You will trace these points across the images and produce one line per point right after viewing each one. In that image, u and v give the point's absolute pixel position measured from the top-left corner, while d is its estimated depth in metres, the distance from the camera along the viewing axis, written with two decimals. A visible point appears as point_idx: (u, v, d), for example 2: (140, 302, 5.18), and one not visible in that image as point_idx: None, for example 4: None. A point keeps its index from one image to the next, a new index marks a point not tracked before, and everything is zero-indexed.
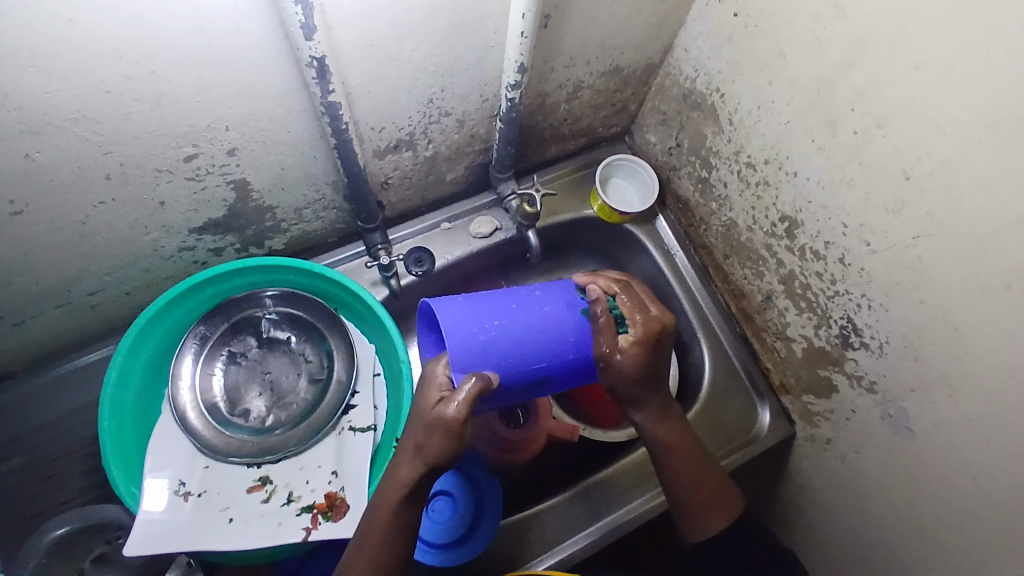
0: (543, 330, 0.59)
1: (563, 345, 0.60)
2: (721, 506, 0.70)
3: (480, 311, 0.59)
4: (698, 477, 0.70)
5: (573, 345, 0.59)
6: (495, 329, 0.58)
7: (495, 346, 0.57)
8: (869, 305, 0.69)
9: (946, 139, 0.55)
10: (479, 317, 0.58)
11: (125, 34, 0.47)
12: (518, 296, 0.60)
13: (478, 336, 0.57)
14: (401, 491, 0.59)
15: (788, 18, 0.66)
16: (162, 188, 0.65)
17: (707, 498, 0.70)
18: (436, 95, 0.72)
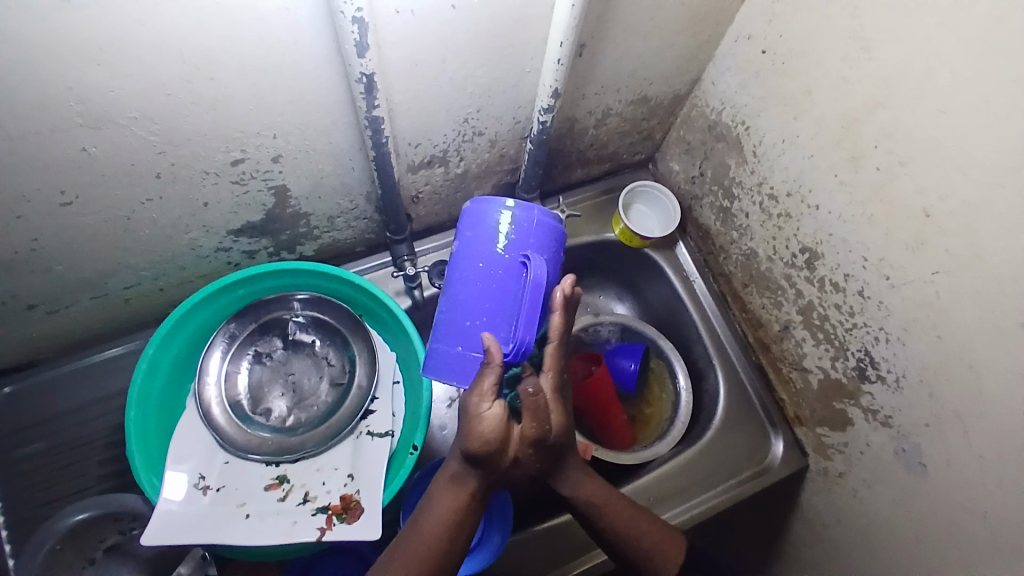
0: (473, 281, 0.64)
1: (477, 258, 0.63)
2: (667, 551, 0.69)
3: (501, 274, 0.63)
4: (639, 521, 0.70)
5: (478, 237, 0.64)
6: (547, 239, 0.64)
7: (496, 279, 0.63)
8: (886, 339, 0.70)
9: (968, 180, 0.57)
10: (540, 241, 0.64)
11: (190, 40, 0.51)
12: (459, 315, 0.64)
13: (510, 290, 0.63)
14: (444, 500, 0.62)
15: (816, 57, 0.68)
16: (206, 190, 0.68)
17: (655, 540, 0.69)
18: (472, 115, 0.75)
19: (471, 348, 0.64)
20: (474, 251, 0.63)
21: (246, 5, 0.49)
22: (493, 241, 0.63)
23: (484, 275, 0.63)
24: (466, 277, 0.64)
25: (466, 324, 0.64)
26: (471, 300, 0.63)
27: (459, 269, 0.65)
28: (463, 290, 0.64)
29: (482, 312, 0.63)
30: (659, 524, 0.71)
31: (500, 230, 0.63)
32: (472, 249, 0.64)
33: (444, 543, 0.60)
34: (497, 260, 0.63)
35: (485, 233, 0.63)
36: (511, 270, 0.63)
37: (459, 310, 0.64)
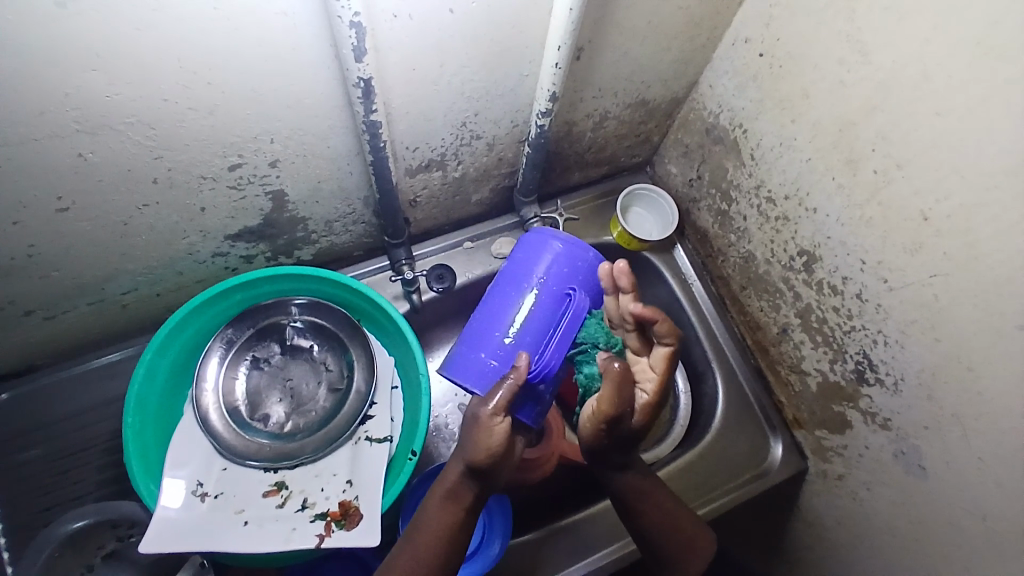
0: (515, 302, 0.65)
1: (524, 283, 0.66)
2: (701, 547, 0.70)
3: (542, 300, 0.65)
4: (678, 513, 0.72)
5: (528, 263, 0.67)
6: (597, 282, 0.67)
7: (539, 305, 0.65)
8: (885, 341, 0.70)
9: (965, 183, 0.57)
10: (587, 281, 0.66)
11: (187, 46, 0.50)
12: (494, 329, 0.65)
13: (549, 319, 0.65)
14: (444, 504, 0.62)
15: (813, 60, 0.68)
16: (204, 195, 0.68)
17: (688, 534, 0.71)
18: (469, 119, 0.75)
19: (497, 362, 0.64)
20: (524, 276, 0.66)
21: (243, 9, 0.49)
22: (543, 269, 0.66)
23: (527, 297, 0.65)
24: (507, 295, 0.66)
25: (495, 332, 0.65)
26: (508, 315, 0.65)
27: (502, 287, 0.67)
28: (504, 310, 0.66)
29: (518, 332, 0.64)
30: (696, 523, 0.73)
31: (551, 261, 0.66)
32: (523, 273, 0.66)
33: (447, 551, 0.60)
34: (541, 286, 0.65)
35: (539, 261, 0.66)
36: (555, 299, 0.65)
37: (493, 324, 0.65)
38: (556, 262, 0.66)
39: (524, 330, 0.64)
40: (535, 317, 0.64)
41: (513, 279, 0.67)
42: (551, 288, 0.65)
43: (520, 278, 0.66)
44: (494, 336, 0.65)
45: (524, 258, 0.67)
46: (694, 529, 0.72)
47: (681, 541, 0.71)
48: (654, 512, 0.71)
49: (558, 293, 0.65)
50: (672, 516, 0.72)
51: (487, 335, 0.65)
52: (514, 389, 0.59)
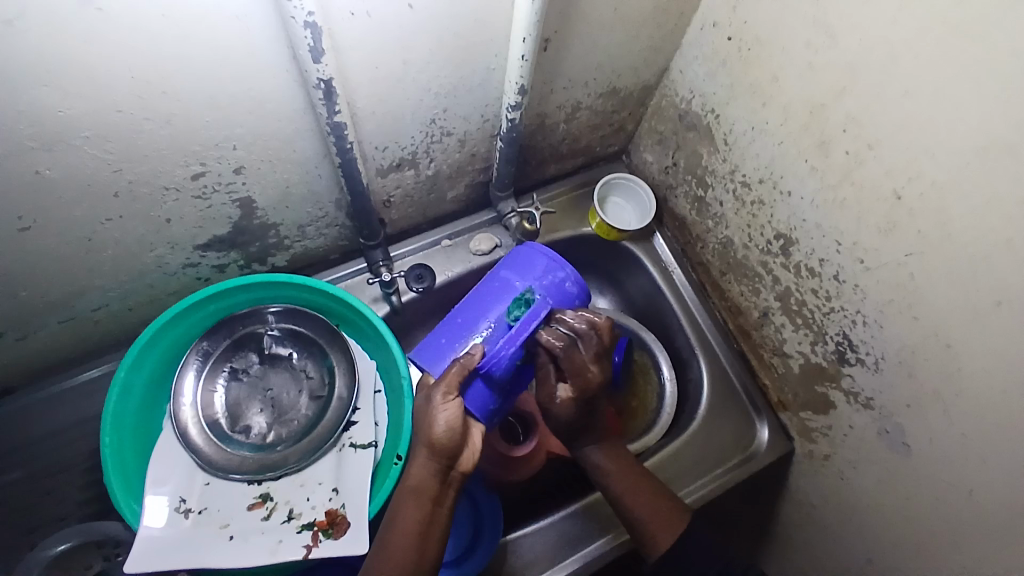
0: (479, 299, 0.68)
1: (491, 285, 0.68)
2: (661, 525, 0.71)
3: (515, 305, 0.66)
4: (638, 493, 0.73)
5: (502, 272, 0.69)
6: (570, 296, 0.68)
7: (495, 299, 0.67)
8: (864, 321, 0.70)
9: (937, 160, 0.57)
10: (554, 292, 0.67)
11: (136, 54, 0.49)
12: (457, 319, 0.68)
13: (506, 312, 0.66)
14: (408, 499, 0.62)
15: (781, 44, 0.68)
16: (168, 207, 0.66)
17: (651, 507, 0.72)
18: (438, 116, 0.73)
19: (451, 344, 0.67)
20: (501, 276, 0.68)
21: (192, 15, 0.48)
22: (522, 272, 0.67)
23: (498, 295, 0.67)
24: (488, 290, 0.68)
25: (461, 319, 0.68)
26: (473, 308, 0.68)
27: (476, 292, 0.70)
28: (469, 304, 0.69)
29: (472, 320, 0.67)
30: (660, 499, 0.73)
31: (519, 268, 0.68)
32: (495, 279, 0.69)
33: (416, 555, 0.60)
34: (517, 288, 0.67)
35: (514, 264, 0.69)
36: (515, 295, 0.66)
37: (458, 314, 0.68)
38: (533, 269, 0.67)
39: (482, 319, 0.66)
40: (489, 309, 0.67)
41: (490, 275, 0.70)
42: (515, 287, 0.67)
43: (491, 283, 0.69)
44: (459, 323, 0.68)
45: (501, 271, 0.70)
46: (655, 500, 0.73)
47: (645, 511, 0.72)
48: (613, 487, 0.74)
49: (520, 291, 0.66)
50: (637, 489, 0.73)
51: (449, 326, 0.68)
52: (465, 372, 0.62)
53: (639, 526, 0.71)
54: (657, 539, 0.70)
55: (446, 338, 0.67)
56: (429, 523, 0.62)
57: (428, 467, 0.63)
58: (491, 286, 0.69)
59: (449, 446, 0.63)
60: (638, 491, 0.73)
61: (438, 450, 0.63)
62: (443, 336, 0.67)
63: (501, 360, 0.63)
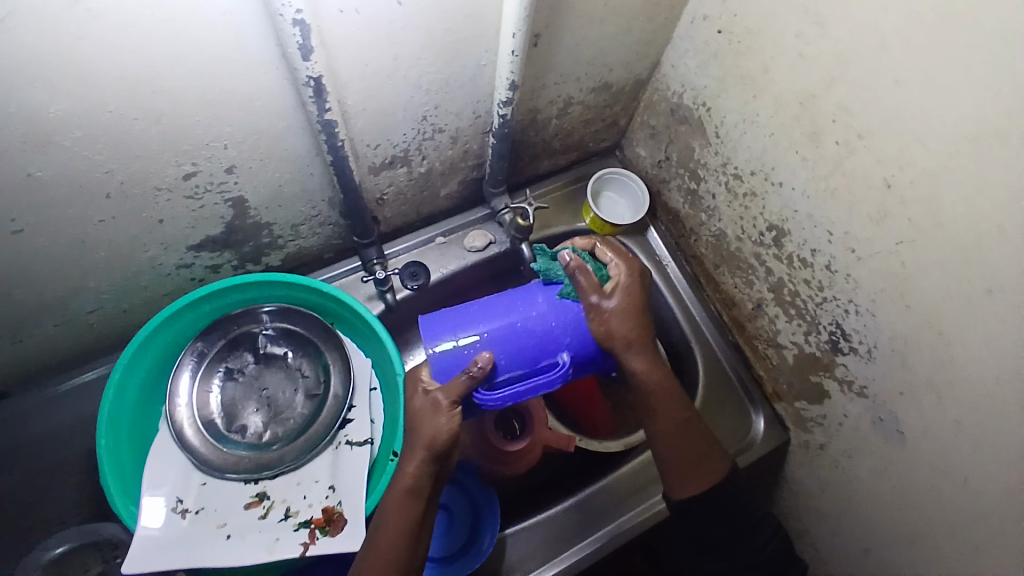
0: (511, 318, 0.66)
1: (529, 311, 0.67)
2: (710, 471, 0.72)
3: (541, 348, 0.66)
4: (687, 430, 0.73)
5: (545, 299, 0.68)
6: (586, 355, 0.69)
7: (530, 334, 0.66)
8: (857, 311, 0.71)
9: (927, 148, 0.57)
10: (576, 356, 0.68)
11: (127, 53, 0.48)
12: (479, 319, 0.66)
13: (531, 356, 0.66)
14: (404, 497, 0.63)
15: (771, 35, 0.68)
16: (160, 207, 0.66)
17: (700, 452, 0.72)
18: (430, 112, 0.73)
19: (467, 347, 0.66)
20: (537, 304, 0.67)
21: (180, 13, 0.47)
22: (558, 317, 0.67)
23: (527, 326, 0.66)
24: (523, 313, 0.67)
25: (482, 325, 0.66)
26: (500, 321, 0.66)
27: (507, 301, 0.68)
28: (499, 312, 0.67)
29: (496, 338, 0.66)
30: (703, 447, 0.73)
31: (567, 314, 0.67)
32: (534, 304, 0.67)
33: (409, 550, 0.61)
34: (555, 336, 0.66)
35: (563, 303, 0.68)
36: (549, 339, 0.66)
37: (480, 317, 0.67)
38: (571, 323, 0.67)
39: (507, 342, 0.65)
40: (517, 337, 0.66)
41: (526, 294, 0.68)
42: (553, 333, 0.66)
43: (528, 304, 0.67)
44: (478, 327, 0.66)
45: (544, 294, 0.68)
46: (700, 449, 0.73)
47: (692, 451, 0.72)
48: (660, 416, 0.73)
49: (554, 339, 0.66)
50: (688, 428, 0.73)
51: (467, 324, 0.66)
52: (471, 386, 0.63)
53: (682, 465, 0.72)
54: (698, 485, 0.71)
55: (462, 336, 0.66)
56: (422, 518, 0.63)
57: (422, 469, 0.63)
58: (530, 310, 0.67)
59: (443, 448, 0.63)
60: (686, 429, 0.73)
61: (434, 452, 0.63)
62: (458, 331, 0.66)
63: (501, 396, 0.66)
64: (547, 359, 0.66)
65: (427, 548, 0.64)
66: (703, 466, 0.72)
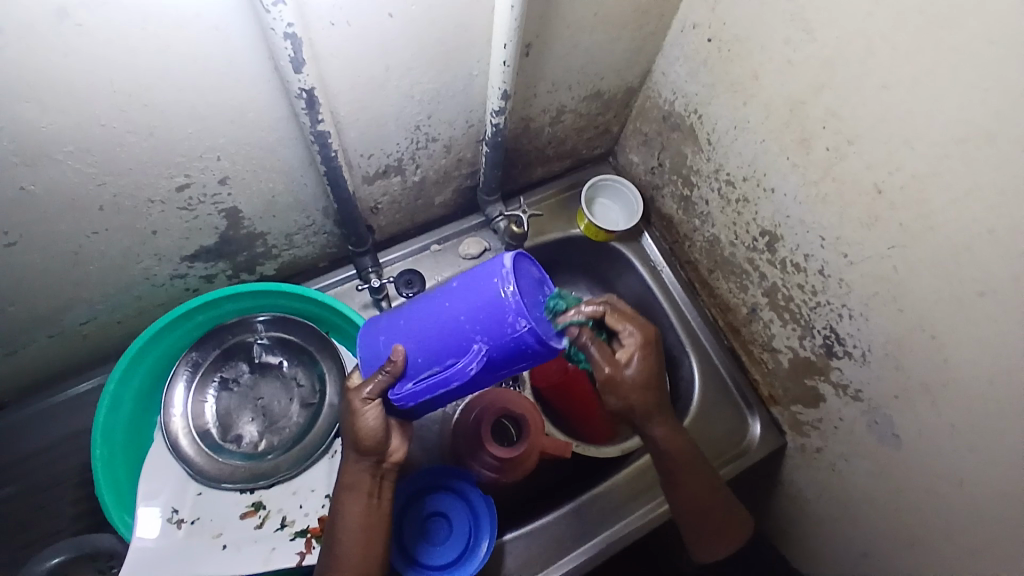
0: (427, 313, 0.56)
1: (444, 304, 0.55)
2: (736, 534, 0.75)
3: (455, 344, 0.54)
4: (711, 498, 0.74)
5: (461, 287, 0.54)
6: (512, 347, 0.52)
7: (442, 328, 0.54)
8: (850, 315, 0.71)
9: (915, 153, 0.57)
10: (497, 349, 0.52)
11: (121, 66, 0.49)
12: (403, 313, 0.59)
13: (445, 354, 0.54)
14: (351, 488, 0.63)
15: (760, 43, 0.69)
16: (154, 217, 0.66)
17: (728, 518, 0.74)
18: (423, 122, 0.74)
19: (387, 346, 0.59)
20: (451, 291, 0.55)
21: (173, 28, 0.48)
22: (469, 307, 0.53)
23: (438, 316, 0.55)
24: (439, 307, 0.55)
25: (403, 322, 0.59)
26: (417, 318, 0.57)
27: (431, 294, 0.58)
28: (420, 308, 0.58)
29: (412, 336, 0.57)
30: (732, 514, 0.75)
31: (478, 301, 0.52)
32: (450, 294, 0.55)
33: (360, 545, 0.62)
34: (467, 330, 0.53)
35: (475, 288, 0.53)
36: (461, 335, 0.53)
37: (403, 314, 0.59)
38: (481, 308, 0.52)
39: (421, 340, 0.56)
40: (430, 333, 0.56)
41: (448, 282, 0.57)
42: (462, 327, 0.53)
43: (446, 296, 0.55)
44: (400, 325, 0.59)
45: (461, 281, 0.55)
46: (727, 516, 0.74)
47: (720, 520, 0.74)
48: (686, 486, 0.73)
49: (463, 335, 0.53)
50: (711, 499, 0.74)
51: (391, 323, 0.60)
52: (385, 382, 0.58)
53: (708, 535, 0.74)
54: (724, 547, 0.74)
55: (384, 336, 0.60)
56: (373, 508, 0.64)
57: (359, 462, 0.64)
58: (444, 303, 0.55)
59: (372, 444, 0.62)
60: (709, 501, 0.74)
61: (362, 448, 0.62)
62: (381, 331, 0.61)
63: (419, 395, 0.58)
64: (457, 354, 0.54)
65: (384, 537, 0.64)
66: (730, 528, 0.75)
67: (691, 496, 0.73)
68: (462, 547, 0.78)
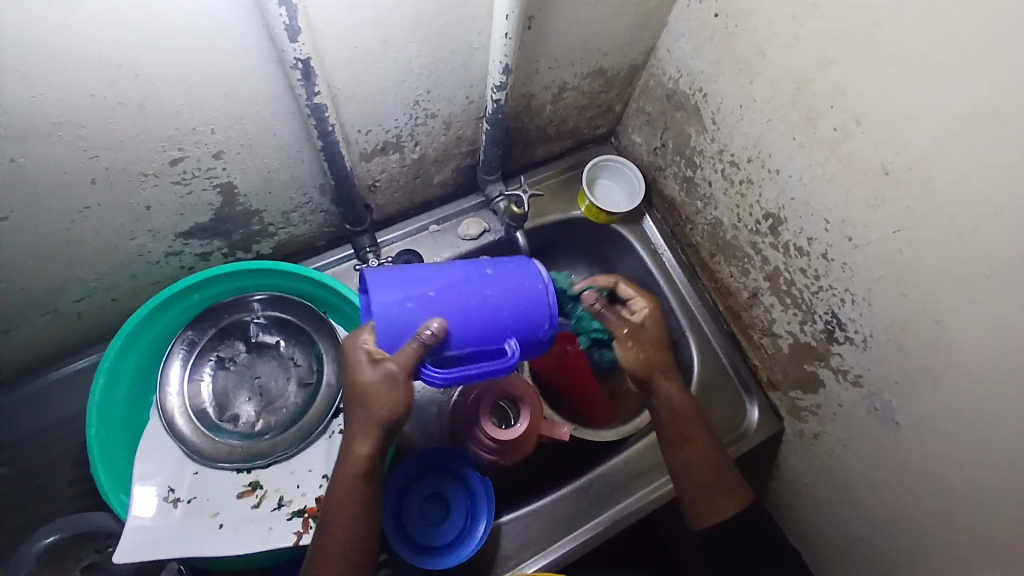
0: (465, 292, 0.58)
1: (488, 290, 0.58)
2: (737, 499, 0.72)
3: (493, 332, 0.58)
4: (711, 458, 0.73)
5: (503, 278, 0.60)
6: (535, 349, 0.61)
7: (485, 315, 0.58)
8: (853, 299, 0.70)
9: (924, 132, 0.56)
10: (523, 343, 0.61)
11: (110, 35, 0.47)
12: (429, 282, 0.58)
13: (483, 340, 0.58)
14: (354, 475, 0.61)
15: (766, 18, 0.67)
16: (148, 193, 0.65)
17: (728, 482, 0.73)
18: (422, 97, 0.72)
19: (416, 314, 0.56)
20: (487, 277, 0.59)
21: None
22: (514, 301, 0.59)
23: (477, 300, 0.58)
24: (479, 291, 0.58)
25: (435, 294, 0.57)
26: (453, 293, 0.57)
27: (461, 273, 0.59)
28: (453, 283, 0.58)
29: (449, 311, 0.57)
30: (733, 479, 0.73)
31: (523, 300, 0.59)
32: (490, 282, 0.59)
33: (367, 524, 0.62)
34: (509, 322, 0.59)
35: (519, 286, 0.60)
36: (502, 325, 0.58)
37: (434, 284, 0.58)
38: (526, 308, 0.59)
39: (460, 319, 0.57)
40: (471, 314, 0.57)
41: (476, 266, 0.60)
42: (505, 318, 0.58)
43: (483, 282, 0.59)
44: (430, 295, 0.57)
45: (499, 272, 0.60)
46: (728, 481, 0.73)
47: (722, 480, 0.73)
48: (692, 445, 0.74)
49: (504, 327, 0.58)
50: (714, 460, 0.73)
51: (413, 289, 0.57)
52: (419, 357, 0.55)
53: (710, 496, 0.72)
54: (727, 511, 0.72)
55: (410, 301, 0.56)
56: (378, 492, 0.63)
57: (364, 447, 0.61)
58: (489, 289, 0.59)
59: (388, 422, 0.59)
60: (710, 458, 0.73)
61: (376, 425, 0.59)
62: (402, 294, 0.56)
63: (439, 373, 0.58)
64: (493, 343, 0.58)
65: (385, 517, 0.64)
66: (730, 491, 0.73)
67: (698, 455, 0.73)
68: (458, 533, 0.77)
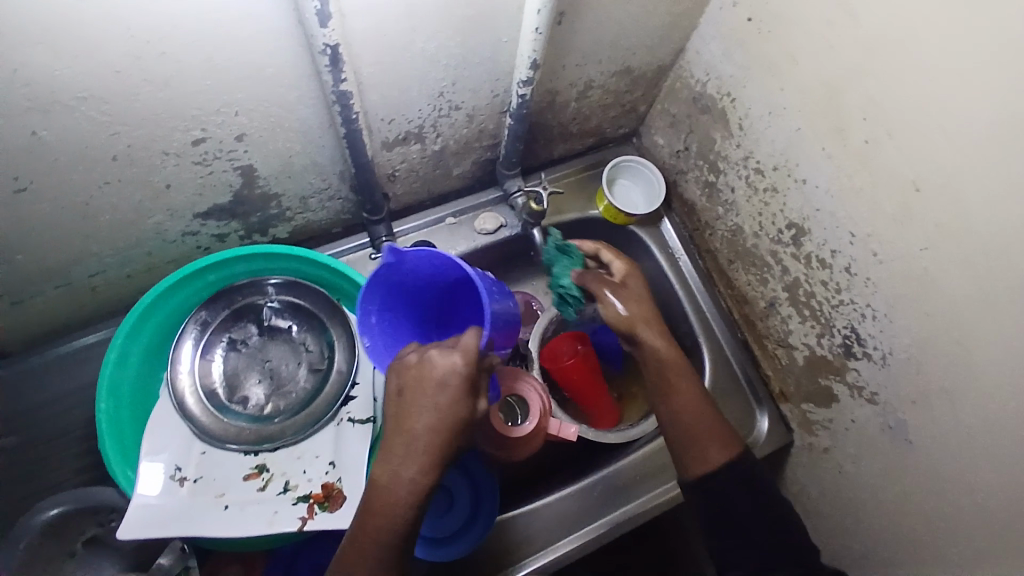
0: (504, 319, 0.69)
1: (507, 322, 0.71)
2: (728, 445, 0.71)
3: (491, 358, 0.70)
4: (698, 407, 0.73)
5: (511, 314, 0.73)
6: None
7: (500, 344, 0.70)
8: (873, 315, 0.69)
9: (958, 149, 0.55)
10: None
11: (138, 11, 0.47)
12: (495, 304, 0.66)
13: None
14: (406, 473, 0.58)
15: (802, 24, 0.66)
16: (168, 171, 0.65)
17: (715, 428, 0.71)
18: (446, 89, 0.72)
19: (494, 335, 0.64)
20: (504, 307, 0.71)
21: None
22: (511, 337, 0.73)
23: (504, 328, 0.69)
24: (506, 320, 0.70)
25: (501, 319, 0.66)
26: (502, 321, 0.67)
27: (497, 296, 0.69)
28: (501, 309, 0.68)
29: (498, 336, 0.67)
30: (721, 425, 0.72)
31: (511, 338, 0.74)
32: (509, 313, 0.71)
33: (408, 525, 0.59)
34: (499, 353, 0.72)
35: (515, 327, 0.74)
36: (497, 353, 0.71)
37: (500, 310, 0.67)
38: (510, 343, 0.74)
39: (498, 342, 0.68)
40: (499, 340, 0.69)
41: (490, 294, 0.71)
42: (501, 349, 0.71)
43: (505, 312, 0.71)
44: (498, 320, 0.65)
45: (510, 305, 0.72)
46: (717, 428, 0.72)
47: (707, 426, 0.72)
48: (677, 393, 0.74)
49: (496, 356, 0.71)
50: (697, 410, 0.72)
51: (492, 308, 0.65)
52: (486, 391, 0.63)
53: (699, 442, 0.71)
54: (717, 457, 0.70)
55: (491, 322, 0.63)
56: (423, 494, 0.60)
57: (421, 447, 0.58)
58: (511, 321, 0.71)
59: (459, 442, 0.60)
60: (694, 405, 0.73)
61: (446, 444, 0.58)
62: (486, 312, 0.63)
63: None
64: None
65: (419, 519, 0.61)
66: (720, 439, 0.71)
67: (687, 403, 0.73)
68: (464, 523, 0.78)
